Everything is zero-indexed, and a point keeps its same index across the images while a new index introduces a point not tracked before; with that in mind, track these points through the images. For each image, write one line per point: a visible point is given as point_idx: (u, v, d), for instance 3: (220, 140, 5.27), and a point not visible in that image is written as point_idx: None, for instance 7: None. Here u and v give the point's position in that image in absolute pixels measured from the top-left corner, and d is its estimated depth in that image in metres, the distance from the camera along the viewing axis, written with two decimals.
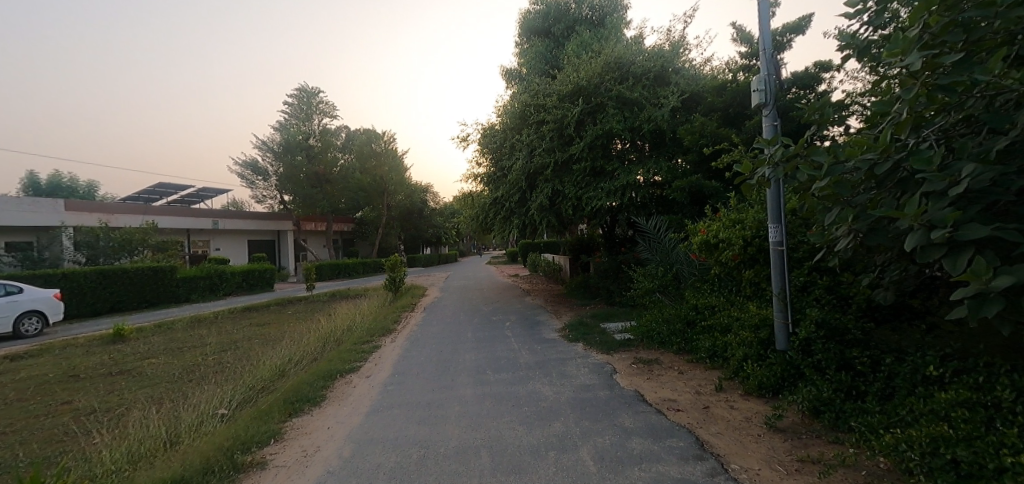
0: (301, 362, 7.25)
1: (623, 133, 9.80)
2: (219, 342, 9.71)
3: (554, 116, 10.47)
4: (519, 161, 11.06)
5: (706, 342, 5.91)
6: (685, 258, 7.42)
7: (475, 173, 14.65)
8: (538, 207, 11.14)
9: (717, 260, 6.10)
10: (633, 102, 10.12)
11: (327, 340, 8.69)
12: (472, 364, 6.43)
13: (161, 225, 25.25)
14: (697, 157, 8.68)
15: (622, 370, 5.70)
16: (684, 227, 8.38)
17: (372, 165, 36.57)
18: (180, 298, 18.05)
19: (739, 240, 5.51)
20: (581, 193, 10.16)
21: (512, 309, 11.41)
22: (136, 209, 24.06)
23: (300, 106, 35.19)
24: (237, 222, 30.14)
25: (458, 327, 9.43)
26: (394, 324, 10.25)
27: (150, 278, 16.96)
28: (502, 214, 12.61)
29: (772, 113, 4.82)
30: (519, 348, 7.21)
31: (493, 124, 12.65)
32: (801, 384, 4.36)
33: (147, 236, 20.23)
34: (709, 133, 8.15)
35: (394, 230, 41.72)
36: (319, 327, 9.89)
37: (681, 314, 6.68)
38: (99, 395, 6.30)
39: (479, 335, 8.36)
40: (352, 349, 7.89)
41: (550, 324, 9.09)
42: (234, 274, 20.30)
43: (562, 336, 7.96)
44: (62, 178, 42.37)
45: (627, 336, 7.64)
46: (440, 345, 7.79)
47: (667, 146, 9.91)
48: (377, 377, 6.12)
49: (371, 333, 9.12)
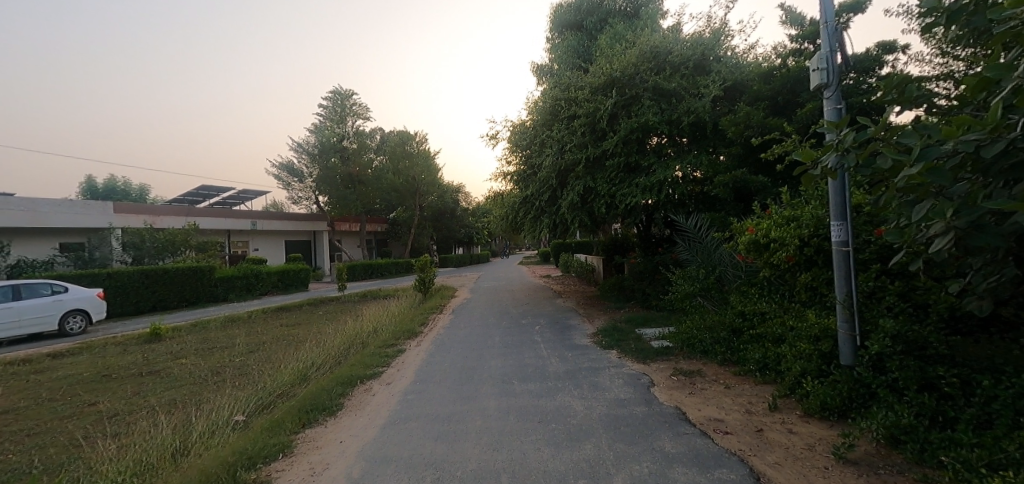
0: (324, 368, 7.15)
1: (660, 126, 9.21)
2: (251, 342, 9.86)
3: (586, 110, 10.00)
4: (548, 158, 10.66)
5: (756, 353, 5.31)
6: (730, 258, 6.91)
7: (504, 172, 14.35)
8: (569, 206, 10.69)
9: (769, 262, 5.50)
10: (670, 93, 9.54)
11: (352, 343, 8.61)
12: (498, 372, 6.10)
13: (203, 227, 26.43)
14: (741, 150, 8.01)
15: (660, 382, 5.22)
16: (728, 226, 7.73)
17: (403, 166, 37.18)
18: (220, 297, 18.78)
19: (794, 240, 4.90)
20: (614, 190, 9.63)
21: (542, 312, 11.03)
22: (180, 211, 25.36)
23: (335, 109, 36.06)
24: (274, 223, 31.27)
25: (486, 330, 9.15)
26: (420, 326, 10.08)
27: (191, 277, 17.71)
28: (532, 214, 12.24)
29: (835, 95, 4.21)
30: (547, 355, 6.84)
31: (522, 121, 12.32)
32: (873, 407, 3.75)
33: (190, 237, 21.20)
34: (755, 123, 7.50)
35: (426, 230, 42.11)
36: (346, 329, 9.86)
37: (726, 321, 6.09)
38: (124, 398, 6.57)
39: (507, 340, 8.03)
40: (376, 353, 7.74)
41: (581, 329, 8.65)
42: (270, 274, 20.97)
43: (594, 343, 7.51)
44: (118, 183, 45.46)
45: (665, 343, 7.11)
46: (466, 350, 7.52)
47: (707, 140, 9.26)
48: (397, 385, 5.92)
49: (397, 336, 8.99)
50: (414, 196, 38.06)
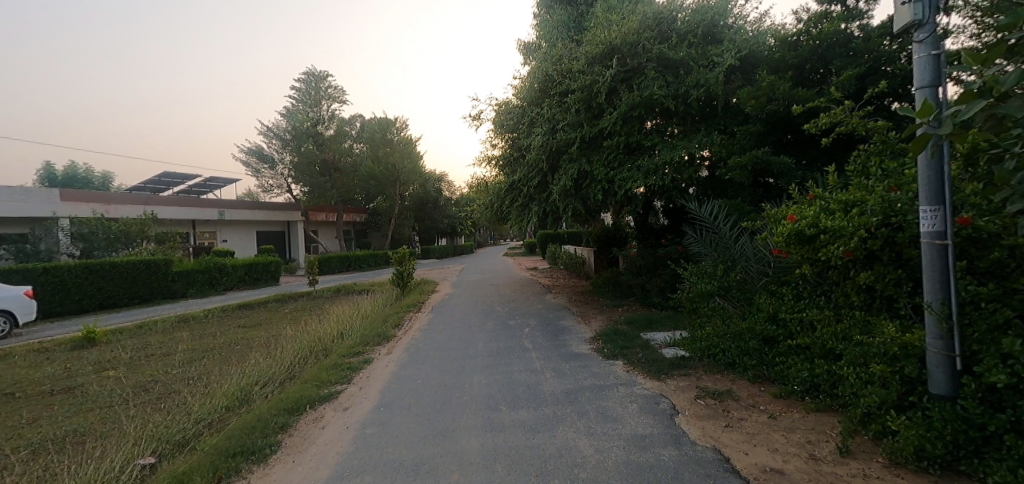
0: (272, 386, 5.91)
1: (666, 100, 8.06)
2: (196, 350, 8.53)
3: (581, 83, 8.77)
4: (538, 138, 9.47)
5: (802, 370, 4.31)
6: (754, 252, 5.98)
7: (489, 157, 13.10)
8: (561, 192, 9.54)
9: (814, 257, 4.48)
10: (676, 64, 8.41)
11: (311, 352, 7.36)
12: (482, 393, 4.97)
13: (162, 216, 24.38)
14: (761, 127, 6.94)
15: (685, 410, 4.17)
16: (747, 213, 6.75)
17: (382, 153, 35.41)
18: (178, 293, 17.18)
19: (857, 230, 3.82)
20: (612, 174, 8.52)
21: (531, 311, 9.96)
22: (137, 200, 23.35)
23: (307, 91, 33.94)
24: (243, 212, 29.46)
25: (468, 334, 8.01)
26: (394, 328, 8.88)
27: (144, 272, 16.07)
28: (519, 202, 11.07)
29: (930, 38, 3.04)
30: (541, 368, 5.75)
31: (510, 99, 11.08)
32: (994, 460, 2.73)
33: (146, 228, 19.47)
34: (781, 95, 6.42)
35: (408, 220, 40.50)
36: (309, 333, 8.60)
37: (754, 328, 5.08)
38: (15, 427, 5.18)
39: (492, 347, 6.91)
40: (337, 364, 6.52)
41: (577, 333, 7.58)
42: (236, 267, 19.40)
43: (594, 350, 6.45)
44: (79, 169, 42.51)
45: (678, 351, 6.10)
46: (445, 361, 6.37)
47: (714, 118, 8.18)
48: (355, 411, 4.74)
49: (366, 341, 7.79)
50: (394, 185, 36.55)
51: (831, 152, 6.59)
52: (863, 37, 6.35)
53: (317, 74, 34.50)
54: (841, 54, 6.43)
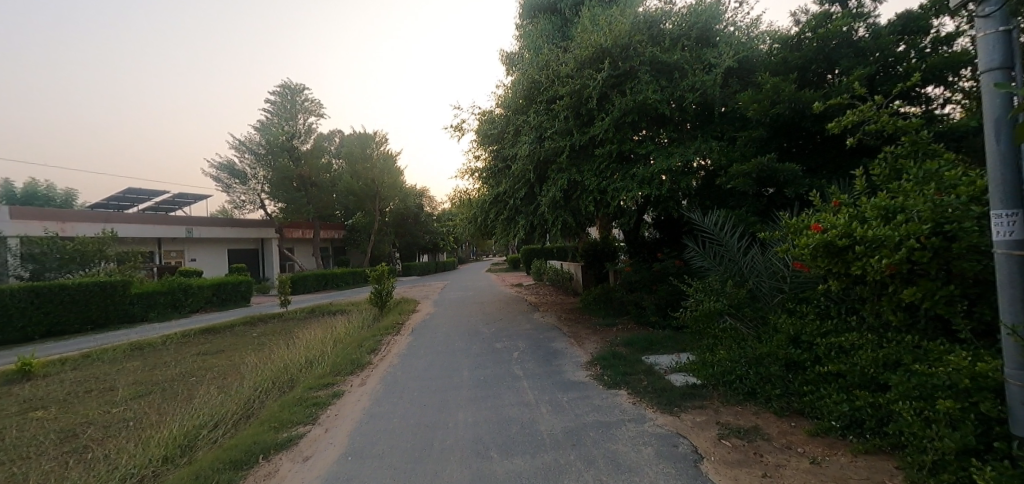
0: (223, 427, 4.99)
1: (661, 106, 7.62)
2: (141, 383, 7.50)
3: (570, 88, 8.29)
4: (525, 147, 8.90)
5: (841, 402, 3.70)
6: (765, 266, 5.46)
7: (472, 169, 12.48)
8: (549, 204, 8.92)
9: (845, 272, 3.95)
10: (670, 68, 7.98)
11: (273, 383, 6.45)
12: (468, 435, 4.21)
13: (122, 234, 22.84)
14: (765, 133, 6.50)
15: (711, 455, 3.50)
16: (753, 224, 6.25)
17: (362, 168, 34.57)
18: (136, 317, 15.84)
19: (905, 239, 3.27)
20: (604, 184, 7.97)
21: (519, 332, 9.26)
22: (96, 217, 21.86)
23: (283, 105, 33.00)
24: (213, 229, 28.10)
25: (451, 360, 7.24)
26: (369, 354, 8.03)
27: (98, 294, 14.75)
28: (505, 215, 10.43)
29: (999, 10, 2.19)
30: (537, 400, 5.03)
31: (494, 108, 10.56)
32: None
33: (105, 247, 18.10)
34: (786, 97, 5.99)
35: (388, 236, 39.47)
36: (273, 362, 7.68)
37: (774, 352, 4.48)
38: None
39: (478, 376, 6.15)
40: (301, 399, 5.65)
41: (572, 356, 6.91)
42: (203, 288, 18.15)
43: (593, 377, 5.78)
44: (38, 186, 40.23)
45: (686, 377, 5.47)
46: (425, 394, 5.58)
47: (711, 125, 7.77)
48: (317, 461, 3.90)
49: (337, 369, 6.94)
50: (375, 200, 35.67)
51: (840, 159, 6.19)
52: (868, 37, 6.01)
53: (293, 87, 33.59)
54: (847, 55, 6.06)
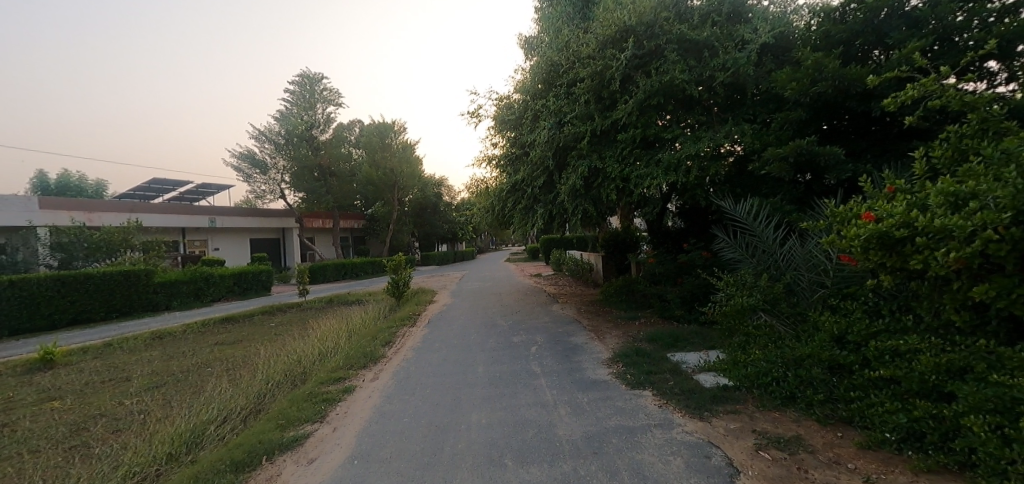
0: (232, 423, 4.90)
1: (688, 86, 7.13)
2: (161, 373, 7.56)
3: (591, 70, 7.85)
4: (543, 133, 8.53)
5: (896, 412, 3.31)
6: (805, 259, 5.02)
7: (489, 157, 12.16)
8: (568, 193, 8.55)
9: (902, 266, 3.51)
10: (699, 46, 7.45)
11: (286, 376, 6.36)
12: (481, 440, 3.97)
13: (147, 224, 23.43)
14: (804, 114, 5.98)
15: (747, 469, 3.17)
16: (790, 213, 5.77)
17: (379, 157, 34.60)
18: (162, 306, 16.24)
19: (977, 225, 2.82)
20: (626, 171, 7.56)
21: (537, 325, 9.00)
22: (122, 207, 22.45)
23: (301, 95, 33.14)
24: (235, 219, 28.62)
25: (466, 355, 7.04)
26: (384, 346, 7.91)
27: (124, 283, 15.13)
28: (522, 204, 10.11)
29: None
30: (555, 401, 4.75)
31: (512, 93, 10.18)
32: None
33: (131, 236, 18.56)
34: (830, 75, 5.44)
35: (407, 226, 39.61)
36: (288, 353, 7.63)
37: (817, 353, 4.08)
38: None
39: (494, 373, 5.92)
40: (311, 394, 5.53)
41: (592, 352, 6.62)
42: (225, 277, 18.49)
43: (615, 376, 5.48)
44: (72, 178, 41.77)
45: (717, 377, 5.11)
46: (438, 392, 5.38)
47: (743, 107, 7.25)
48: (322, 464, 3.72)
49: (351, 362, 6.82)
50: (393, 190, 35.72)
51: (888, 143, 5.68)
52: (926, 4, 5.39)
53: (311, 77, 33.60)
54: (901, 26, 5.47)
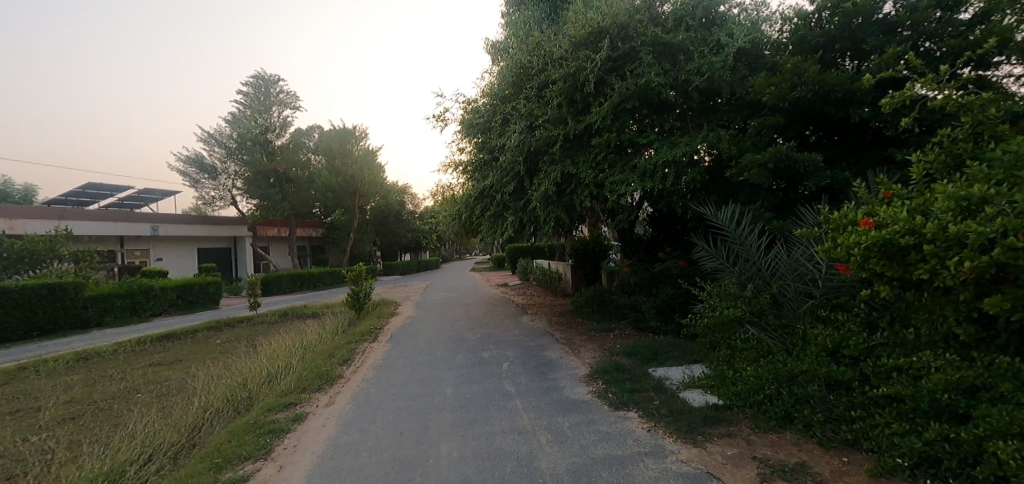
0: (158, 463, 3.85)
1: (664, 90, 6.94)
2: (71, 403, 6.46)
3: (564, 71, 7.54)
4: (515, 136, 8.11)
5: (905, 435, 3.02)
6: (790, 267, 4.85)
7: (456, 163, 11.65)
8: (541, 199, 8.15)
9: (902, 276, 3.13)
10: (673, 50, 7.31)
11: (226, 403, 5.49)
12: (453, 476, 3.39)
13: (77, 232, 21.22)
14: (783, 120, 5.90)
15: None
16: (772, 220, 5.61)
17: (341, 163, 33.34)
18: (89, 323, 14.52)
19: (992, 234, 2.42)
20: (602, 176, 7.25)
21: (508, 338, 8.50)
22: (51, 213, 20.30)
23: (256, 96, 31.48)
24: (182, 227, 26.55)
25: (432, 374, 6.43)
26: (341, 365, 7.16)
27: (43, 298, 13.40)
28: (492, 211, 9.63)
29: None
30: (534, 427, 4.25)
31: (481, 95, 9.76)
32: None
33: (58, 245, 16.67)
34: (809, 79, 5.42)
35: (369, 235, 38.34)
36: (228, 376, 6.73)
37: (813, 369, 3.81)
38: None
39: (464, 395, 5.36)
40: (255, 425, 4.62)
41: (568, 368, 6.18)
42: (166, 290, 16.86)
43: (596, 395, 5.06)
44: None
45: (703, 395, 4.78)
46: (402, 418, 4.73)
47: (717, 113, 7.16)
48: None
49: (301, 385, 6.05)
50: (355, 197, 34.51)
51: (863, 150, 5.73)
52: (901, 10, 5.42)
53: (267, 78, 31.94)
54: (876, 33, 5.48)
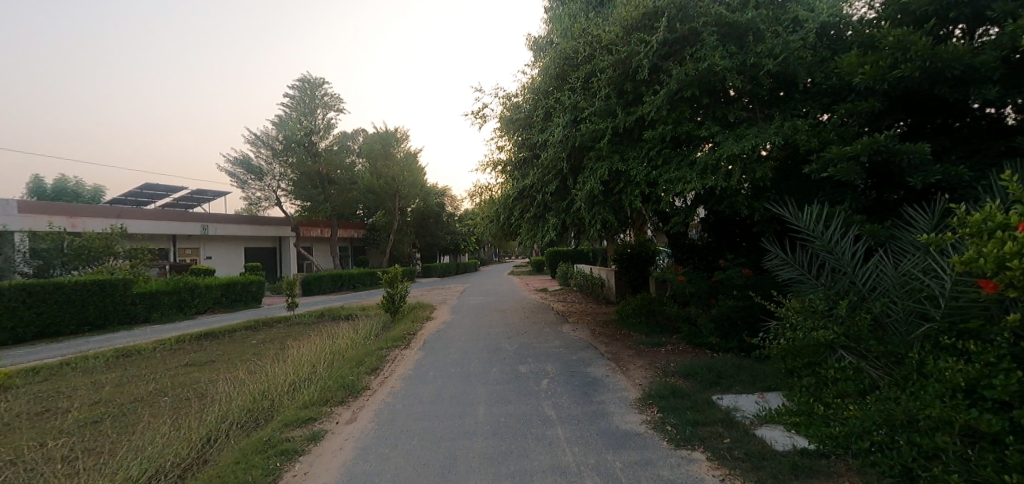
0: None
1: (730, 76, 6.14)
2: (103, 402, 6.45)
3: (614, 57, 6.88)
4: (558, 131, 7.53)
5: None
6: (897, 282, 3.94)
7: (495, 162, 11.18)
8: (585, 199, 7.50)
9: None
10: (740, 31, 6.49)
11: (247, 414, 5.20)
12: None
13: (133, 231, 22.47)
14: (879, 104, 4.98)
15: None
16: (866, 226, 4.70)
17: (382, 166, 33.77)
18: (139, 318, 15.17)
19: None
20: (654, 174, 6.51)
21: (546, 350, 7.89)
22: (109, 213, 21.65)
23: (302, 98, 32.49)
24: (230, 227, 27.71)
25: (464, 390, 5.90)
26: (370, 375, 6.78)
27: (98, 293, 14.10)
28: (531, 212, 9.06)
29: None
30: (577, 466, 3.60)
31: (522, 89, 9.25)
32: None
33: (114, 243, 17.61)
34: (915, 55, 4.49)
35: (408, 237, 38.69)
36: (255, 382, 6.52)
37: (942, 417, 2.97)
38: None
39: (498, 418, 4.77)
40: (268, 443, 4.25)
41: (616, 390, 5.49)
42: (210, 287, 17.46)
43: (651, 426, 4.36)
44: (70, 182, 41.05)
45: (786, 433, 3.98)
46: (426, 444, 4.20)
47: (790, 102, 6.28)
48: None
49: (326, 396, 5.69)
50: (394, 199, 34.92)
51: (979, 141, 4.76)
52: None
53: (313, 82, 32.92)
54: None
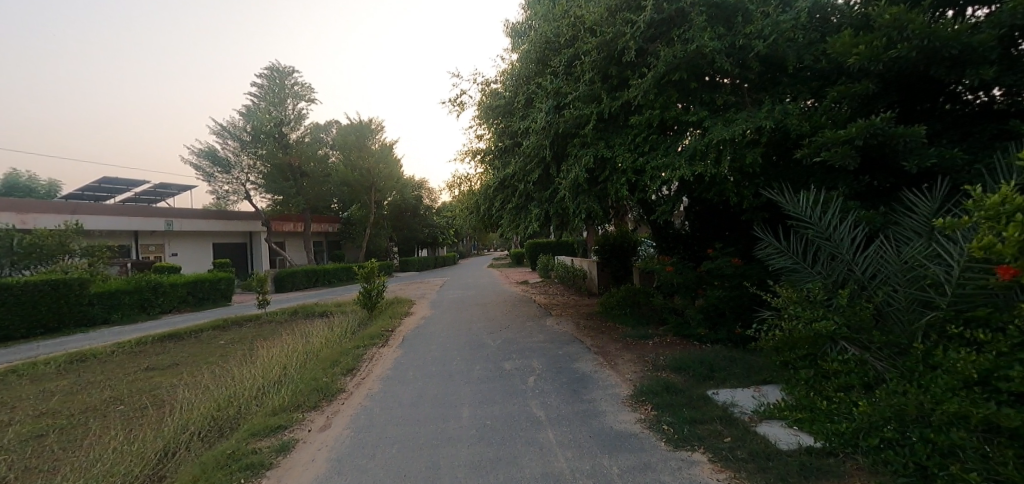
0: None
1: (718, 58, 5.91)
2: (46, 414, 5.84)
3: (598, 39, 6.56)
4: (540, 116, 7.19)
5: None
6: (900, 269, 3.77)
7: (474, 151, 10.77)
8: (570, 188, 7.20)
9: None
10: (728, 12, 6.26)
11: (207, 424, 4.73)
12: None
13: (89, 227, 21.05)
14: (873, 86, 4.82)
15: None
16: (863, 211, 4.54)
17: (357, 157, 32.75)
18: (97, 320, 14.19)
19: None
20: (642, 160, 6.24)
21: (530, 345, 7.61)
22: (63, 208, 20.25)
23: (270, 88, 31.16)
24: (197, 222, 26.41)
25: (446, 390, 5.56)
26: (345, 376, 6.36)
27: (50, 294, 13.09)
28: (513, 203, 8.72)
29: None
30: (572, 473, 3.32)
31: (502, 74, 8.86)
32: None
33: (68, 241, 16.45)
34: (912, 33, 4.31)
35: (385, 230, 37.83)
36: (218, 387, 6.02)
37: None
38: None
39: (484, 421, 4.45)
40: (230, 457, 3.83)
41: (606, 386, 5.25)
42: (174, 286, 16.52)
43: (646, 425, 4.12)
44: (18, 177, 38.41)
45: (786, 429, 3.80)
46: (407, 453, 3.85)
47: (779, 87, 6.10)
48: None
49: (296, 402, 5.26)
50: (371, 192, 33.98)
51: (970, 123, 4.68)
52: None
53: (281, 71, 31.64)
54: None
